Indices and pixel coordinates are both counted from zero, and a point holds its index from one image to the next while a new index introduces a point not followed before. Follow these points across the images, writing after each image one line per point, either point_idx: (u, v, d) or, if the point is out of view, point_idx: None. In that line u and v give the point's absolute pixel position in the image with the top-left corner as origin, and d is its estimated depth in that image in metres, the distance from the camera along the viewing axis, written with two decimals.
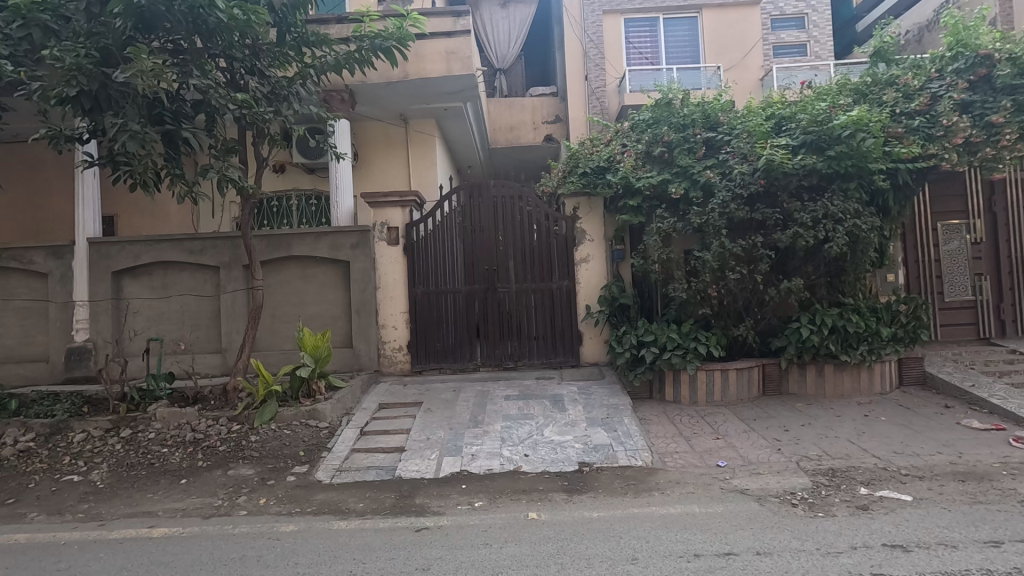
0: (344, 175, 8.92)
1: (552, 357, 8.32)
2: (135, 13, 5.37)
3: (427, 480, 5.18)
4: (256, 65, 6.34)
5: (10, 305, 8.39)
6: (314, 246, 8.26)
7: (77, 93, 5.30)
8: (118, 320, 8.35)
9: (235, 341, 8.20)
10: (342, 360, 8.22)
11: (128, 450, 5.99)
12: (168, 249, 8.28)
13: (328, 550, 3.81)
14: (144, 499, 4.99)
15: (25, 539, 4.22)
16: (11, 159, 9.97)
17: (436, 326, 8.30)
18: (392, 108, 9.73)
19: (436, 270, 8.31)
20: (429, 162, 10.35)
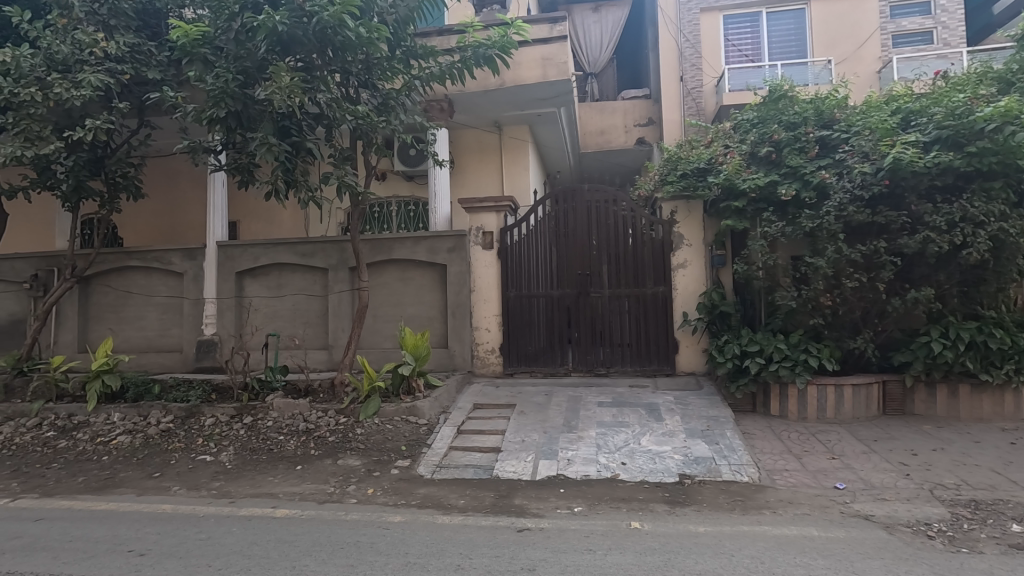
0: (442, 181, 9.26)
1: (645, 365, 8.12)
2: (274, 37, 5.88)
3: (524, 481, 5.22)
4: (369, 78, 6.74)
5: (152, 301, 9.44)
6: (413, 250, 8.62)
7: (220, 111, 5.92)
8: (241, 316, 9.15)
9: (341, 339, 8.72)
10: (438, 360, 8.51)
11: (251, 435, 6.55)
12: (284, 252, 8.97)
13: (435, 543, 3.93)
14: (267, 481, 5.42)
15: (172, 509, 4.73)
16: (155, 172, 11.29)
17: (528, 329, 8.37)
18: (487, 115, 9.98)
19: (529, 274, 8.39)
20: (522, 168, 10.50)
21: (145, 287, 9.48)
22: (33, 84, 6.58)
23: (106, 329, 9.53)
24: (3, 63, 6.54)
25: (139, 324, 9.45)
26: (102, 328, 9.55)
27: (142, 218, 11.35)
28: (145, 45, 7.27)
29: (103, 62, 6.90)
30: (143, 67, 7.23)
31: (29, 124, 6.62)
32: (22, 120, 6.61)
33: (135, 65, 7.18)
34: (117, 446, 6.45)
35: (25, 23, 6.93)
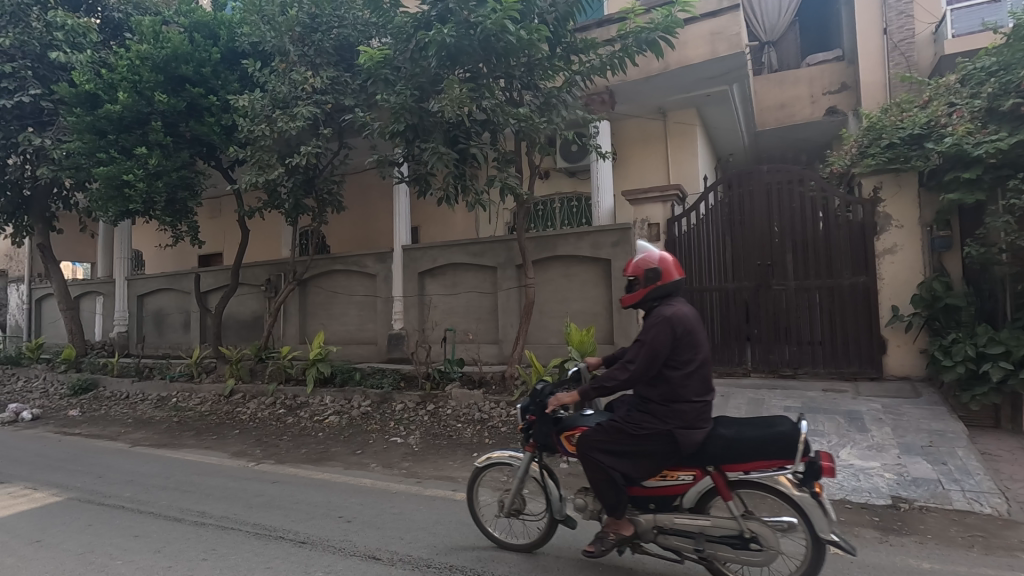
0: (605, 174, 9.12)
1: (843, 367, 7.12)
2: (445, 51, 6.31)
3: None
4: (531, 79, 6.90)
5: (353, 299, 10.85)
6: (576, 246, 8.62)
7: (403, 127, 6.56)
8: (423, 312, 10.06)
9: (510, 334, 9.12)
10: (605, 357, 8.39)
11: (434, 421, 7.16)
12: (458, 252, 9.64)
13: None
14: (447, 465, 5.87)
15: (371, 483, 5.38)
16: (353, 188, 12.99)
17: (699, 325, 7.85)
18: (651, 102, 9.61)
19: (699, 267, 7.88)
20: (690, 154, 9.91)
21: (347, 287, 10.93)
22: (264, 121, 7.99)
23: (319, 324, 11.20)
24: (244, 107, 8.05)
25: (343, 320, 10.93)
26: (316, 323, 11.25)
27: (344, 227, 13.12)
28: (342, 76, 8.37)
29: (311, 95, 8.12)
30: (341, 96, 8.33)
31: (262, 155, 8.09)
32: (257, 152, 8.09)
33: (335, 95, 8.30)
34: (329, 425, 7.54)
35: (257, 72, 8.47)
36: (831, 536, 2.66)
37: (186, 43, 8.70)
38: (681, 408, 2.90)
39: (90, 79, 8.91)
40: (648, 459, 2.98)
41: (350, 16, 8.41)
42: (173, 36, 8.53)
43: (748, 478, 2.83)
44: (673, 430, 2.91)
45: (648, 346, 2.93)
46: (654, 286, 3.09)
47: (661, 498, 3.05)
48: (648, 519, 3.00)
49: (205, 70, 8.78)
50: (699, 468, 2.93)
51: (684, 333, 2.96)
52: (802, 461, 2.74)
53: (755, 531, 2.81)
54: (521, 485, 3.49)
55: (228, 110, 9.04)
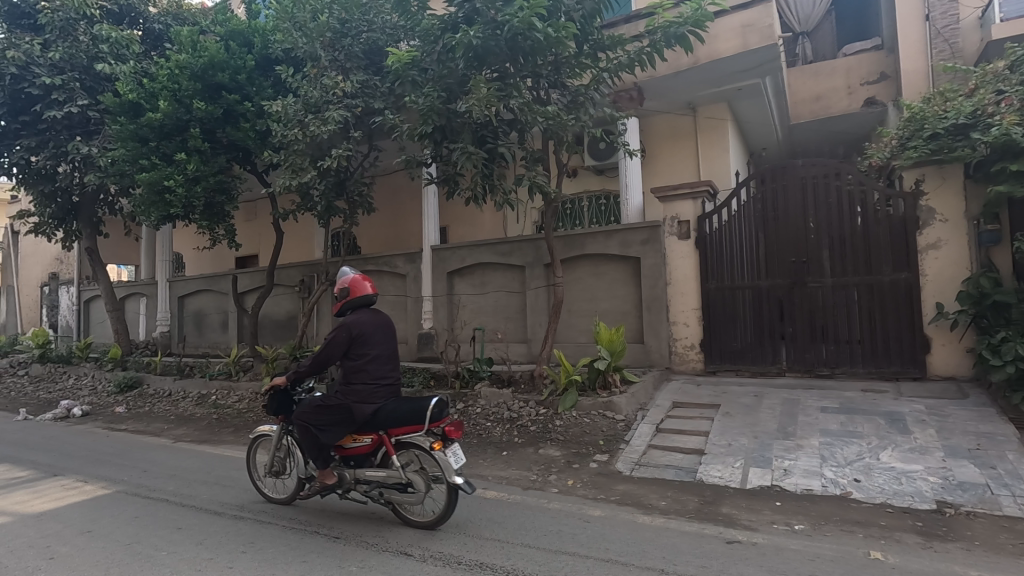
0: (633, 171, 9.02)
1: (883, 366, 6.89)
2: (472, 51, 6.35)
3: (732, 489, 4.81)
4: (558, 78, 6.89)
5: (383, 299, 11.01)
6: (605, 244, 8.55)
7: (431, 128, 6.63)
8: (452, 312, 10.14)
9: (538, 333, 9.13)
10: (634, 356, 8.30)
11: (463, 420, 7.22)
12: (486, 252, 9.68)
13: (636, 543, 3.82)
14: (477, 463, 5.91)
15: None
16: (383, 189, 13.18)
17: (732, 324, 7.70)
18: (680, 97, 9.46)
19: (731, 264, 7.72)
20: (721, 149, 9.73)
21: (377, 287, 11.10)
22: (296, 126, 8.18)
23: None
24: (277, 113, 8.26)
25: None
26: None
27: (374, 228, 13.33)
28: (372, 80, 8.50)
29: (342, 99, 8.28)
30: (371, 99, 8.46)
31: (295, 159, 8.27)
32: (291, 156, 8.28)
33: (365, 98, 8.44)
34: None
35: (290, 77, 8.67)
36: (453, 478, 3.80)
37: (223, 51, 8.98)
38: (358, 388, 4.04)
39: (133, 89, 9.27)
40: (341, 426, 4.08)
41: (379, 20, 8.56)
42: (210, 45, 8.82)
43: (398, 440, 4.04)
44: (352, 405, 4.03)
45: (333, 345, 4.04)
46: (349, 302, 4.26)
47: (357, 455, 4.19)
48: (349, 473, 4.17)
49: (241, 77, 9.05)
50: (376, 432, 4.09)
51: (366, 334, 4.10)
52: (431, 424, 3.94)
53: (415, 481, 3.94)
54: (278, 446, 4.53)
55: (262, 115, 9.30)
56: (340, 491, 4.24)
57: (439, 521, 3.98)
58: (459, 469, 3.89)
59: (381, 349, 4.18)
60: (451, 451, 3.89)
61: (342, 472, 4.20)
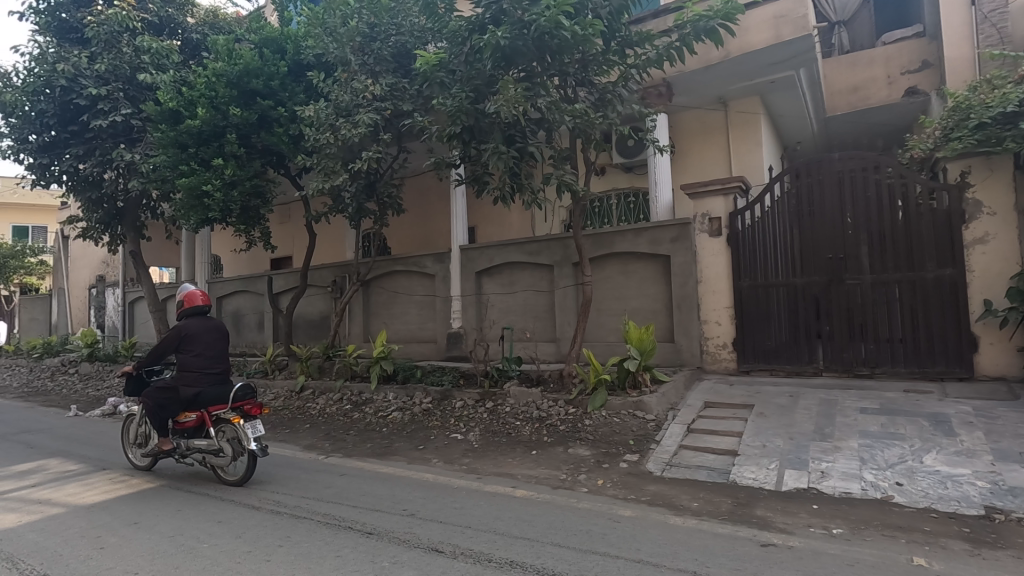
0: (663, 168, 8.91)
1: (927, 366, 6.64)
2: (499, 52, 6.37)
3: (766, 491, 4.71)
4: (586, 76, 6.86)
5: (413, 299, 11.15)
6: (634, 242, 8.47)
7: (460, 129, 6.69)
8: (480, 311, 10.20)
9: (567, 332, 9.12)
10: (665, 355, 8.19)
11: (493, 418, 7.26)
12: (515, 251, 9.70)
13: (667, 544, 3.77)
14: (507, 462, 5.93)
15: (433, 478, 5.52)
16: (412, 190, 13.34)
17: (766, 323, 7.53)
18: (711, 92, 9.30)
19: (764, 262, 7.56)
20: (753, 144, 9.53)
21: (407, 287, 11.25)
22: (328, 130, 8.35)
23: (382, 324, 11.59)
24: (310, 117, 8.43)
25: (404, 319, 11.25)
26: (378, 323, 11.64)
27: (404, 229, 13.51)
28: (400, 82, 8.61)
29: (372, 102, 8.41)
30: (400, 102, 8.56)
31: (327, 162, 8.44)
32: (323, 159, 8.46)
33: (394, 101, 8.55)
34: (393, 421, 7.80)
35: (321, 82, 8.86)
36: (248, 444, 4.96)
37: (257, 58, 9.25)
38: (184, 375, 5.15)
39: (172, 98, 9.62)
40: (172, 404, 5.21)
41: (407, 23, 8.68)
42: (245, 53, 9.08)
43: (215, 416, 5.20)
44: (179, 388, 5.15)
45: (164, 343, 5.11)
46: (185, 310, 5.35)
47: (189, 429, 5.30)
48: (183, 443, 5.29)
49: (274, 83, 9.29)
50: (199, 411, 5.21)
51: (190, 334, 5.19)
52: (234, 403, 5.16)
53: (223, 446, 5.13)
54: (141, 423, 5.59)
55: (295, 120, 9.52)
56: (177, 455, 5.37)
57: (242, 478, 5.14)
58: (257, 438, 5.05)
59: (208, 346, 5.25)
60: (249, 423, 5.03)
61: (178, 441, 5.34)
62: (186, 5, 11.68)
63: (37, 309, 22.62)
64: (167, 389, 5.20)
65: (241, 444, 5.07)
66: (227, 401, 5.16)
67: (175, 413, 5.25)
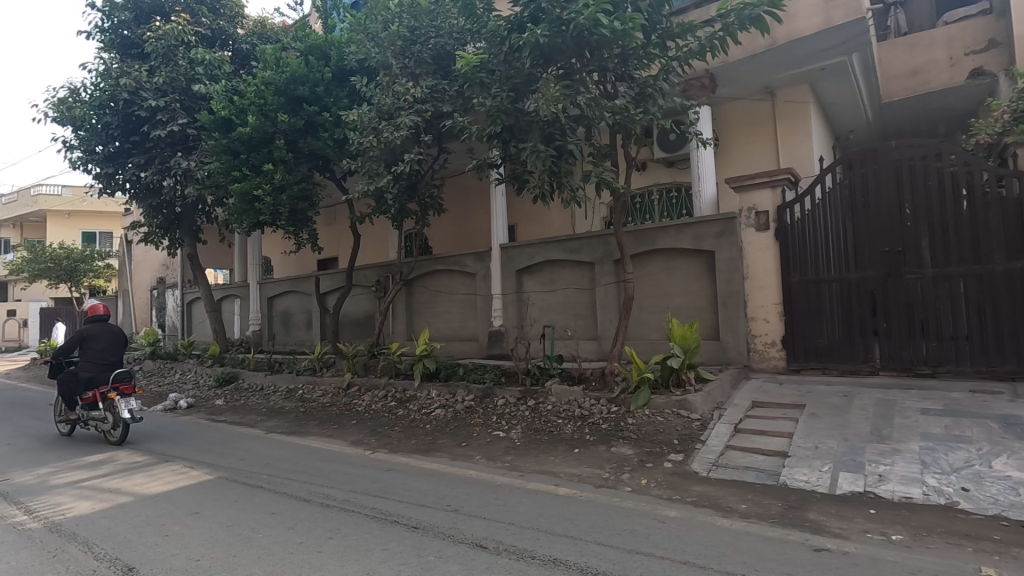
0: (707, 162, 8.70)
1: (994, 365, 6.29)
2: (538, 50, 6.37)
3: (819, 494, 4.54)
4: (626, 70, 6.78)
5: (454, 298, 11.28)
6: (677, 238, 8.29)
7: (500, 128, 6.72)
8: (521, 309, 10.22)
9: (609, 330, 9.04)
10: (710, 353, 8.00)
11: (534, 416, 7.27)
12: (555, 249, 9.67)
13: (715, 546, 3.69)
14: (549, 460, 5.93)
15: (476, 475, 5.58)
16: (453, 190, 13.50)
17: (817, 320, 7.26)
18: (757, 82, 9.02)
19: (815, 256, 7.28)
20: (802, 134, 9.18)
21: (448, 286, 11.39)
22: (371, 133, 8.55)
23: (424, 322, 11.78)
24: (354, 121, 8.65)
25: (446, 318, 11.40)
26: (421, 321, 11.84)
27: (445, 228, 13.68)
28: (440, 84, 8.71)
29: (413, 104, 8.53)
30: (440, 103, 8.66)
31: (371, 164, 8.65)
32: (367, 162, 8.67)
33: (434, 102, 8.65)
34: (436, 418, 7.93)
35: (365, 87, 9.06)
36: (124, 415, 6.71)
37: (303, 66, 9.55)
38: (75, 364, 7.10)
39: (225, 107, 10.05)
40: (71, 384, 7.10)
41: (446, 25, 8.78)
42: (292, 60, 9.41)
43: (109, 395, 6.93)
44: (80, 373, 6.98)
45: (70, 340, 6.96)
46: (92, 317, 7.19)
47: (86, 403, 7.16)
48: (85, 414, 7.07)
49: (319, 89, 9.57)
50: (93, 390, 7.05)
51: (91, 335, 7.04)
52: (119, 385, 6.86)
53: (113, 417, 6.87)
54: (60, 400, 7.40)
55: (340, 124, 9.78)
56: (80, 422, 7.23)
57: (121, 440, 6.86)
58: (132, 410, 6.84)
59: (104, 344, 7.08)
60: (126, 401, 6.78)
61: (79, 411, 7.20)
62: (236, 17, 12.27)
63: (105, 310, 24.05)
64: (73, 374, 7.01)
65: (118, 414, 6.85)
66: (112, 383, 6.96)
67: (80, 392, 7.07)
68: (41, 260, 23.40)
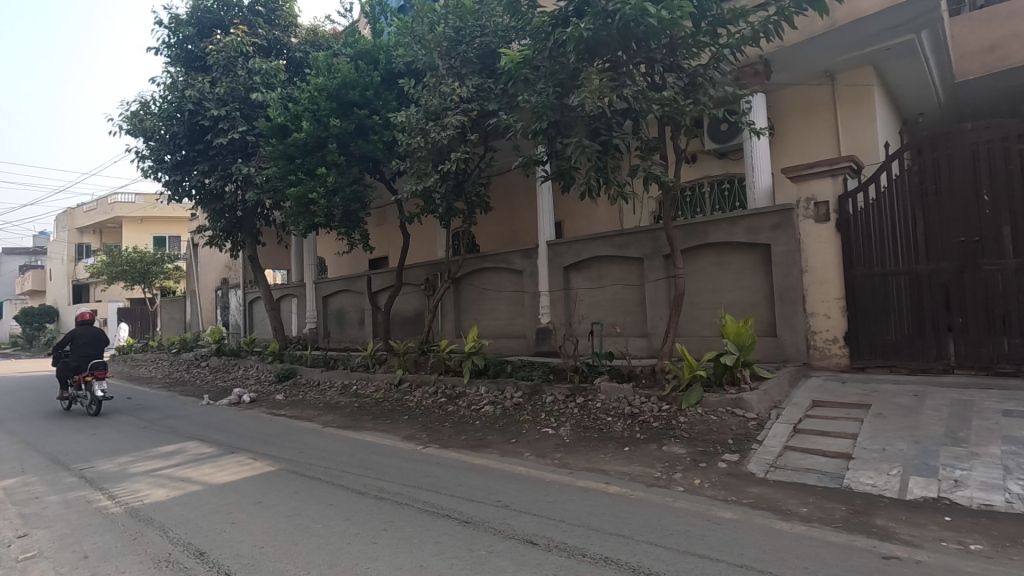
0: (761, 152, 8.38)
1: None
2: (583, 44, 6.31)
3: (887, 499, 4.30)
4: (674, 60, 6.61)
5: (502, 295, 11.35)
6: (730, 232, 8.02)
7: (545, 124, 6.70)
8: (569, 306, 10.17)
9: (659, 326, 8.88)
10: (766, 350, 7.72)
11: (583, 414, 7.23)
12: (603, 245, 9.56)
13: (773, 550, 3.56)
14: (599, 457, 5.89)
15: (525, 471, 5.61)
16: (499, 188, 13.56)
17: (883, 315, 6.87)
18: (815, 66, 8.61)
19: (881, 248, 6.89)
20: (866, 119, 8.70)
21: (496, 284, 11.46)
22: (419, 134, 8.70)
23: (472, 319, 11.90)
24: (402, 123, 8.81)
25: (494, 315, 11.48)
26: (469, 318, 11.98)
27: (492, 226, 13.78)
28: (485, 83, 8.76)
29: (459, 104, 8.62)
30: (486, 102, 8.72)
31: (419, 165, 8.81)
32: (416, 163, 8.83)
33: (480, 101, 8.71)
34: (485, 414, 8.02)
35: (412, 89, 9.23)
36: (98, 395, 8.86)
37: (353, 71, 9.82)
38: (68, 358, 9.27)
39: (281, 113, 10.47)
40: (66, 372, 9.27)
41: (491, 24, 8.83)
42: (342, 66, 9.70)
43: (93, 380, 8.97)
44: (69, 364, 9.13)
45: (63, 339, 9.16)
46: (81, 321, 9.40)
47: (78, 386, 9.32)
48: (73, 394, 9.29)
49: (369, 93, 9.82)
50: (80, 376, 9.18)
51: (77, 335, 9.17)
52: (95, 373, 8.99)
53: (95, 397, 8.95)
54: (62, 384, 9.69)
55: (389, 127, 10.01)
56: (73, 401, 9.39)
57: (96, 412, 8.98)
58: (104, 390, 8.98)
59: (87, 341, 9.19)
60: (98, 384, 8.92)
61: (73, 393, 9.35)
62: (290, 27, 12.75)
63: (174, 309, 25.55)
64: (65, 364, 9.22)
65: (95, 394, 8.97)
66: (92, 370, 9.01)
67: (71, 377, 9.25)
68: (118, 264, 25.09)
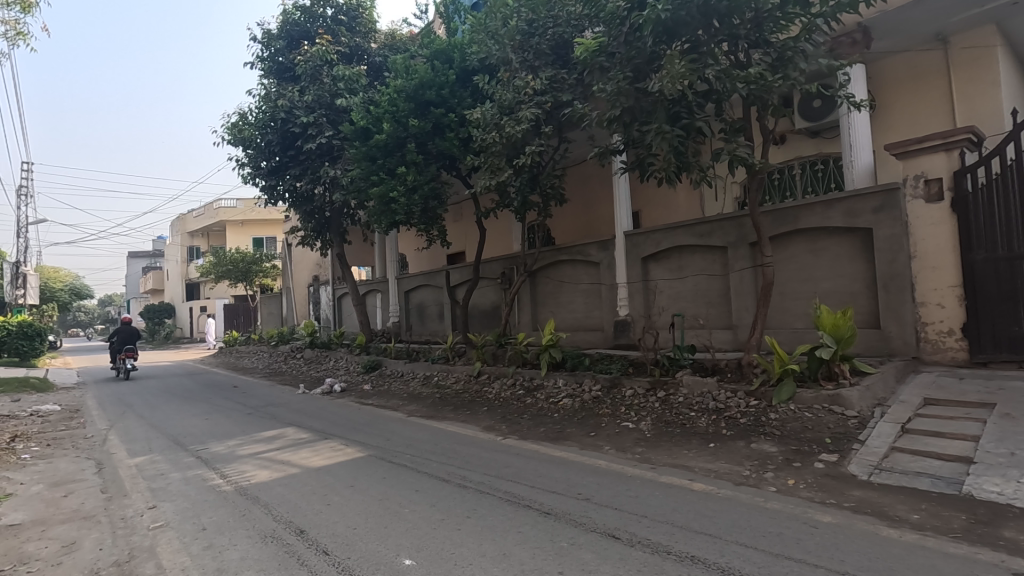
0: (861, 127, 7.72)
1: None
2: (661, 25, 6.12)
3: (1018, 510, 3.84)
4: (761, 35, 6.22)
5: (578, 287, 11.25)
6: (825, 216, 7.45)
7: (620, 111, 6.55)
8: (648, 298, 9.91)
9: (746, 318, 8.46)
10: (869, 343, 7.12)
11: (665, 408, 7.04)
12: (683, 233, 9.22)
13: (879, 558, 3.30)
14: (682, 453, 5.70)
15: (606, 465, 5.55)
16: (574, 179, 13.44)
17: (1010, 305, 6.16)
18: (924, 29, 7.80)
19: (1007, 229, 6.16)
20: (987, 85, 7.78)
21: (572, 276, 11.38)
22: (493, 129, 8.72)
23: (549, 312, 11.91)
24: (477, 119, 8.88)
25: (571, 308, 11.41)
26: (546, 311, 11.99)
27: (567, 218, 13.69)
28: (559, 74, 8.70)
29: (533, 97, 8.63)
30: (560, 93, 8.66)
31: (493, 160, 8.86)
32: (490, 158, 8.87)
33: (554, 93, 8.67)
34: (563, 407, 8.01)
35: (487, 85, 9.33)
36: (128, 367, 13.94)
37: (429, 71, 10.08)
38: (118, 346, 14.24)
39: (363, 116, 10.95)
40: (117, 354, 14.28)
41: (563, 13, 8.66)
42: (419, 67, 9.99)
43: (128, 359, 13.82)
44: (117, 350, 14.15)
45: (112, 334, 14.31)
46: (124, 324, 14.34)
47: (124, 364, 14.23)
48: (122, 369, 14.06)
49: (444, 92, 10.03)
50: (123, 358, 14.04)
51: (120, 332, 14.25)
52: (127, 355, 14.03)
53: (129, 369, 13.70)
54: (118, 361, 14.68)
55: (464, 124, 10.17)
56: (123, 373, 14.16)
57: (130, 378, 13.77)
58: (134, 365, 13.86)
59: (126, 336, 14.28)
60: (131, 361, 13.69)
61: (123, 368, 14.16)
62: (370, 32, 13.27)
63: (272, 304, 27.57)
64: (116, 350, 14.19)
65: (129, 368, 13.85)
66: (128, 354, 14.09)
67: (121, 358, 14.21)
68: (223, 264, 27.45)
